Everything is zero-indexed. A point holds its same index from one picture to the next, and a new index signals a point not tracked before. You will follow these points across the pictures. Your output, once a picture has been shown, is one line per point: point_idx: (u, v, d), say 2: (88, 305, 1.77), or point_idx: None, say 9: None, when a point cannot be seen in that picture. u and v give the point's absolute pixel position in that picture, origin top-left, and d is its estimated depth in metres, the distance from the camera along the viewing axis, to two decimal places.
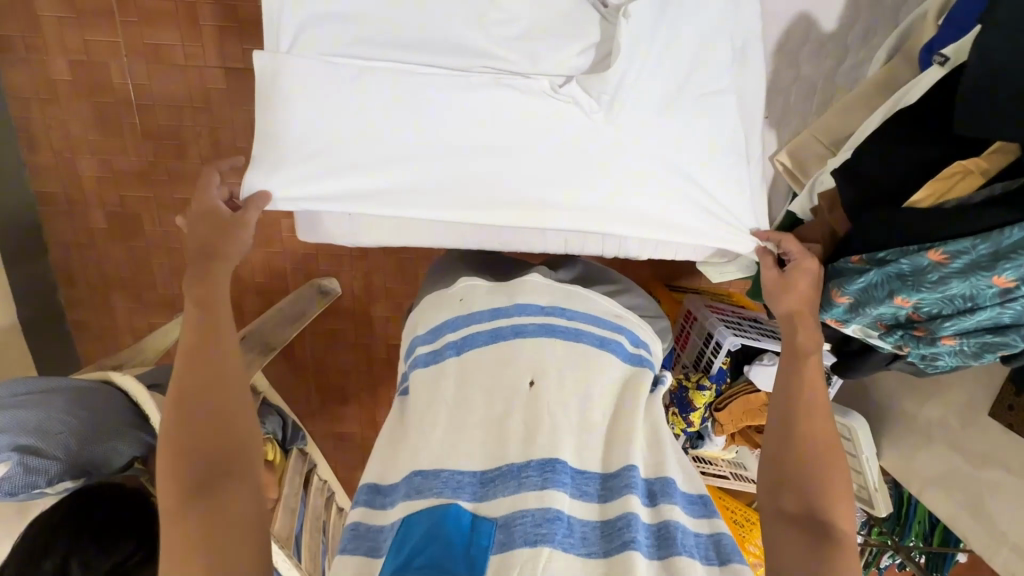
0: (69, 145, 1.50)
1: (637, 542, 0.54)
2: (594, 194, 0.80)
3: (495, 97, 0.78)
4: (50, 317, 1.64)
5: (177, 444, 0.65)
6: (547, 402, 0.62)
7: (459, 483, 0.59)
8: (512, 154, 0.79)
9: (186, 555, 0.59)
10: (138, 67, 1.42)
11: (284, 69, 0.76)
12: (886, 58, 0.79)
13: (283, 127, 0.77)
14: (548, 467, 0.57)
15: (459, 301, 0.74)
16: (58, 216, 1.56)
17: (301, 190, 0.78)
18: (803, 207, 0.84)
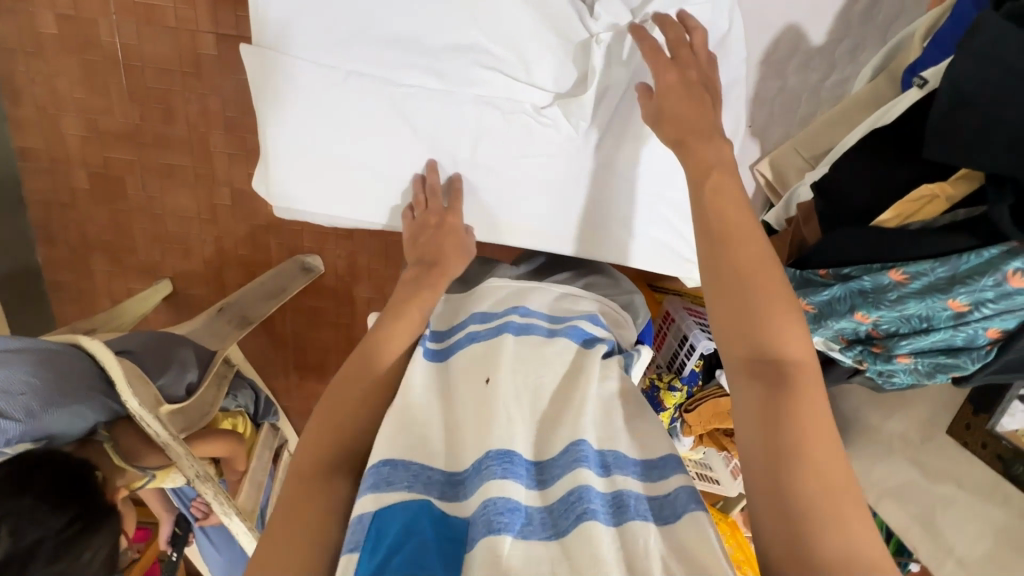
0: (53, 101, 1.47)
1: (593, 512, 0.49)
2: (564, 207, 0.85)
3: (475, 113, 0.80)
4: (25, 275, 1.62)
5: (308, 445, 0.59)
6: (501, 400, 0.58)
7: (429, 479, 0.55)
8: (491, 169, 0.83)
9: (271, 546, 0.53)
10: (128, 26, 1.39)
11: (269, 71, 0.78)
12: (871, 76, 0.80)
13: (272, 129, 0.81)
14: (507, 457, 0.54)
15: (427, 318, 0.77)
16: (39, 174, 1.54)
17: (289, 188, 0.84)
18: (778, 218, 0.87)
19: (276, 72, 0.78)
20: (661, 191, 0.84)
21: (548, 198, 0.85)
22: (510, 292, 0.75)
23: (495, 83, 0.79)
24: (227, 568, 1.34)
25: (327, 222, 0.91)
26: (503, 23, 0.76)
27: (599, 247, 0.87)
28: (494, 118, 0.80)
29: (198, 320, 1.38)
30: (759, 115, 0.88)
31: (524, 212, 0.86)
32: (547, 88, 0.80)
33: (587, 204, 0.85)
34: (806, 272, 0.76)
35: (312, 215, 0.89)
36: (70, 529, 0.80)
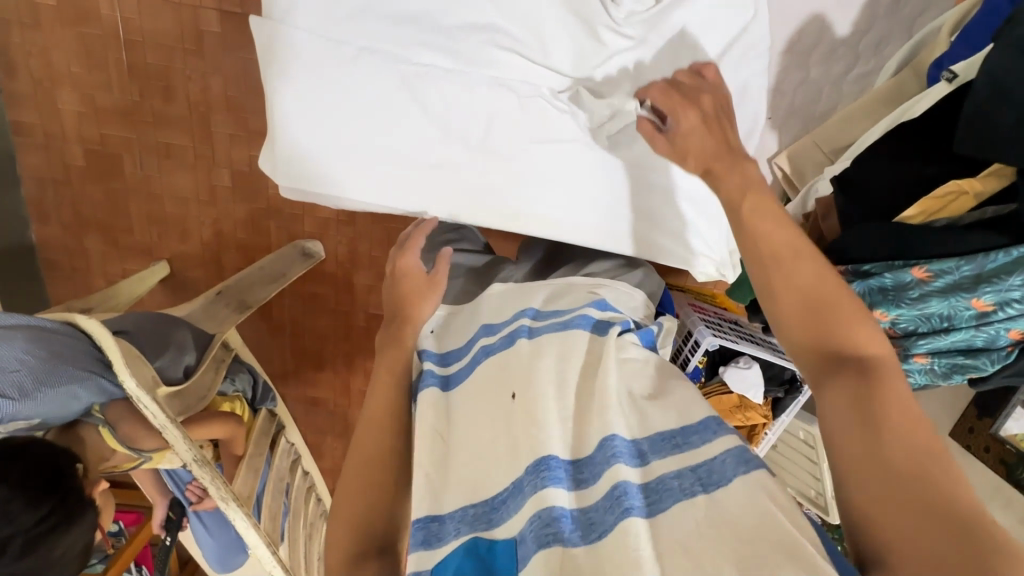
0: (48, 74, 1.43)
1: (635, 508, 0.45)
2: (577, 195, 0.84)
3: (491, 95, 0.78)
4: (17, 252, 1.58)
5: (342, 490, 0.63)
6: (536, 409, 0.54)
7: (473, 516, 0.52)
8: (504, 152, 0.81)
9: None
10: (128, 0, 1.36)
11: (277, 45, 0.75)
12: (895, 70, 0.78)
13: (277, 107, 0.78)
14: (542, 465, 0.50)
15: (430, 332, 0.72)
16: (34, 149, 1.50)
17: (295, 167, 0.82)
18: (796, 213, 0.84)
19: (283, 48, 0.75)
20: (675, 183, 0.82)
21: (556, 188, 0.84)
22: (516, 293, 0.71)
23: (510, 68, 0.77)
24: (224, 549, 1.32)
25: (333, 204, 0.88)
26: (521, 5, 0.73)
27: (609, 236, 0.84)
28: (508, 102, 0.78)
29: (196, 302, 1.36)
30: (778, 108, 0.86)
31: (536, 198, 0.84)
32: (564, 72, 0.78)
33: (598, 196, 0.84)
34: None
35: (318, 197, 0.87)
36: (42, 523, 0.79)
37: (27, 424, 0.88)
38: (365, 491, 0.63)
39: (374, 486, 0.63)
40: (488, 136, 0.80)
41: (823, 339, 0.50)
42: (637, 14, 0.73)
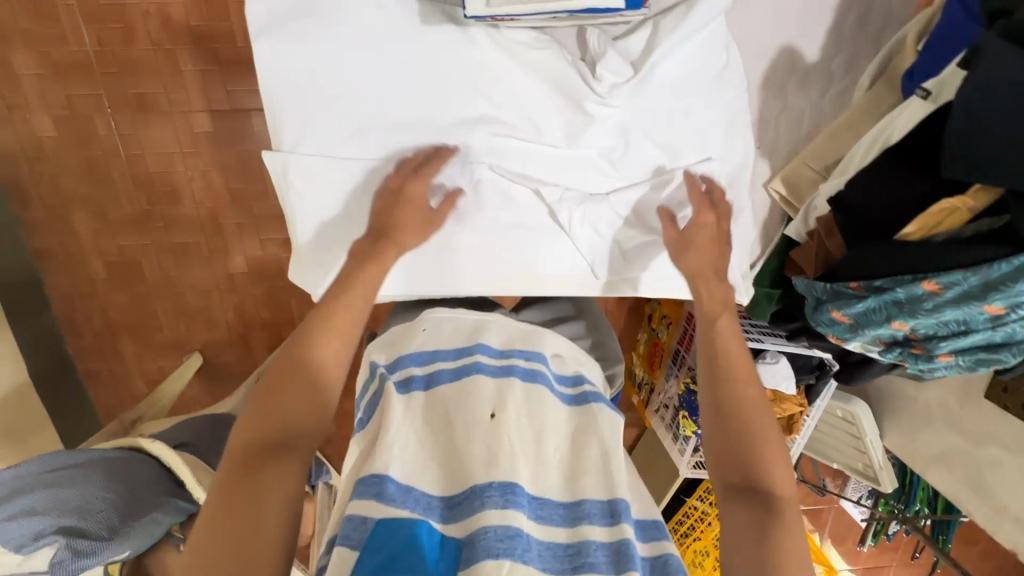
0: (61, 199, 1.50)
1: (593, 565, 0.58)
2: (571, 257, 0.90)
3: (499, 182, 0.84)
4: (60, 370, 1.66)
5: (256, 406, 0.64)
6: (507, 435, 0.65)
7: (429, 504, 0.63)
8: (509, 222, 0.87)
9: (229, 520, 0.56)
10: (123, 117, 1.43)
11: (290, 172, 0.80)
12: (869, 82, 0.82)
13: (299, 223, 0.84)
14: (508, 489, 0.61)
15: (421, 331, 0.81)
16: (58, 270, 1.57)
17: (323, 275, 0.88)
18: (800, 232, 0.88)
19: (296, 172, 0.80)
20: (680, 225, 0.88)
21: (563, 246, 0.89)
22: (514, 329, 0.81)
23: (507, 149, 0.82)
24: None
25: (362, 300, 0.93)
26: (507, 93, 0.78)
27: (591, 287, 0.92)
28: (509, 179, 0.83)
29: (240, 393, 1.38)
30: (765, 134, 0.88)
31: (544, 264, 0.89)
32: (560, 147, 0.82)
33: (606, 247, 0.89)
34: (836, 285, 0.79)
35: None
36: None
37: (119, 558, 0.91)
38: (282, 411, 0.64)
39: (301, 405, 0.65)
40: (496, 213, 0.86)
41: (736, 449, 0.66)
42: (619, 85, 0.76)
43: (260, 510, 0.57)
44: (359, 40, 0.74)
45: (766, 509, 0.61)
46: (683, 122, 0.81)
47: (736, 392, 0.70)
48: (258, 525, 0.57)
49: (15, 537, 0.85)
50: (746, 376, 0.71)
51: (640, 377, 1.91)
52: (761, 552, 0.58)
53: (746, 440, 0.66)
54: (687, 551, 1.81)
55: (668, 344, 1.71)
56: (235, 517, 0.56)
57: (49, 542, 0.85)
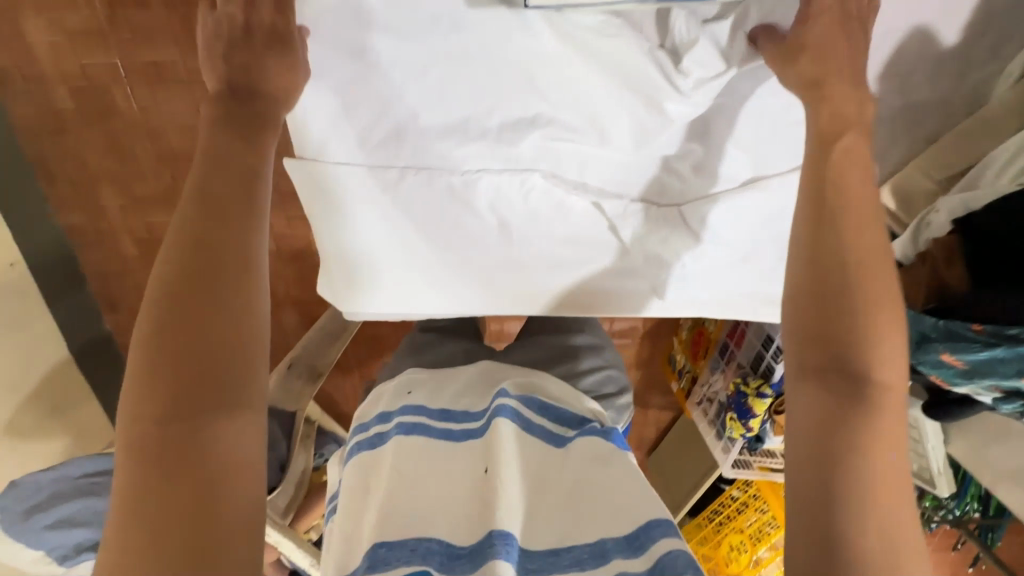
0: (85, 174, 1.44)
1: None
2: (620, 273, 0.80)
3: (556, 195, 0.72)
4: (100, 346, 1.66)
5: (158, 355, 0.49)
6: (496, 486, 0.61)
7: (428, 550, 0.57)
8: (559, 235, 0.76)
9: (173, 501, 0.45)
10: (141, 88, 1.34)
11: (321, 184, 0.71)
12: (1019, 74, 0.67)
13: (330, 239, 0.76)
14: (509, 538, 0.56)
15: (406, 393, 0.76)
16: (89, 248, 1.54)
17: (359, 291, 0.81)
18: (906, 251, 0.75)
19: (327, 185, 0.71)
20: (764, 238, 0.77)
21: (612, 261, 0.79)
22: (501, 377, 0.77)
23: (565, 158, 0.70)
24: None
25: (398, 315, 0.85)
26: (570, 94, 0.65)
27: (645, 303, 0.84)
28: (565, 187, 0.72)
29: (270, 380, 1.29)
30: (881, 131, 0.72)
31: (595, 278, 0.81)
32: (628, 153, 0.70)
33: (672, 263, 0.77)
34: (952, 324, 0.67)
35: (383, 314, 0.86)
36: None
37: None
38: (196, 352, 0.49)
39: (222, 341, 0.50)
40: (547, 224, 0.75)
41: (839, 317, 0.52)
42: (707, 82, 0.64)
43: (213, 473, 0.47)
44: (394, 29, 0.61)
45: (852, 398, 0.50)
46: (781, 122, 0.68)
47: (845, 242, 0.54)
48: (219, 499, 0.46)
49: (58, 546, 0.95)
50: (868, 217, 0.55)
51: (680, 363, 1.76)
52: (838, 458, 0.48)
53: (834, 334, 0.52)
54: (721, 544, 1.74)
55: (715, 336, 1.59)
56: (177, 496, 0.45)
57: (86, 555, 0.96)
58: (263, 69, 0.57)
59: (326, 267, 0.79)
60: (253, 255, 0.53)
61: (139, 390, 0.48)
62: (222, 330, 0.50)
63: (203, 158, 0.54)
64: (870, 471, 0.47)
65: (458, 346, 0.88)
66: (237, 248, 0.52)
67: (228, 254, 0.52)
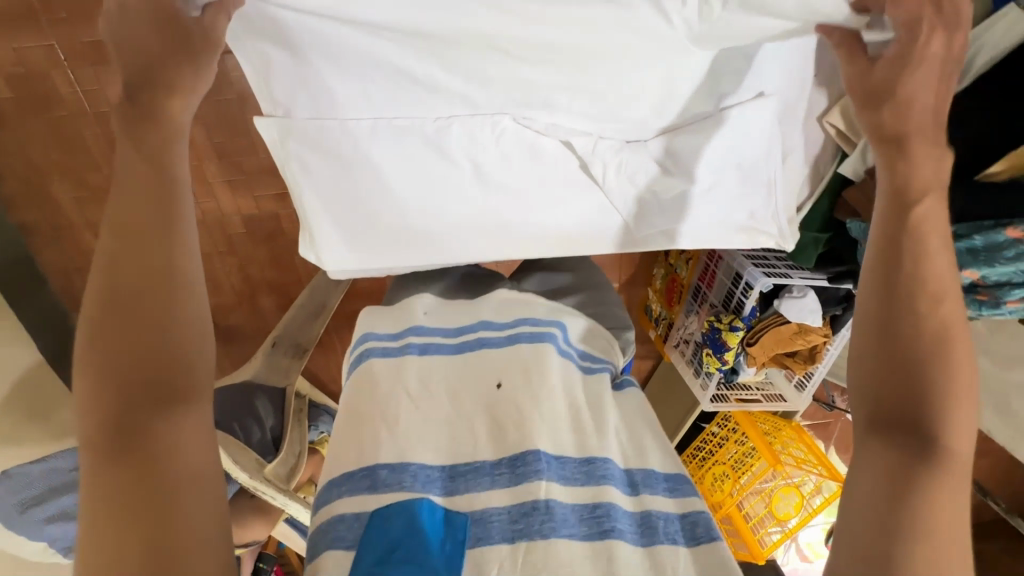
0: (35, 168, 1.40)
1: (616, 531, 0.58)
2: (598, 200, 0.83)
3: (529, 134, 0.74)
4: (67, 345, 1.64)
5: (101, 369, 0.48)
6: (517, 399, 0.67)
7: (428, 477, 0.62)
8: (530, 177, 0.79)
9: (127, 517, 0.44)
10: (84, 72, 1.29)
11: (294, 140, 0.71)
12: None
13: (307, 194, 0.77)
14: (517, 460, 0.61)
15: (423, 313, 0.80)
16: (48, 247, 1.51)
17: (341, 246, 0.83)
18: (856, 169, 0.81)
19: (297, 139, 0.71)
20: (730, 160, 0.80)
21: (584, 195, 0.82)
22: (515, 302, 0.81)
23: (532, 101, 0.71)
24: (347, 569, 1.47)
25: (381, 269, 0.87)
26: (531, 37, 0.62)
27: (618, 235, 0.88)
28: (532, 129, 0.74)
29: (256, 358, 1.32)
30: None
31: (572, 214, 0.84)
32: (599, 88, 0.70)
33: (642, 192, 0.81)
34: None
35: (366, 270, 0.88)
36: None
37: None
38: (127, 370, 0.48)
39: (164, 354, 0.49)
40: (521, 165, 0.77)
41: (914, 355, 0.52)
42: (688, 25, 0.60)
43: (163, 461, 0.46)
44: None
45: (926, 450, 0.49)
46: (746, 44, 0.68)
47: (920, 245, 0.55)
48: (174, 504, 0.45)
49: None
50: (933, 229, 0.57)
51: (656, 312, 1.84)
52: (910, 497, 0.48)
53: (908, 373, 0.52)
54: (705, 477, 1.84)
55: (687, 281, 1.65)
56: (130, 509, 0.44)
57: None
58: (161, 72, 0.53)
59: (306, 228, 0.81)
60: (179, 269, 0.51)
61: (87, 409, 0.48)
62: (155, 337, 0.49)
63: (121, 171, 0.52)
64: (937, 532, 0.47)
65: (455, 273, 0.90)
66: (151, 263, 0.50)
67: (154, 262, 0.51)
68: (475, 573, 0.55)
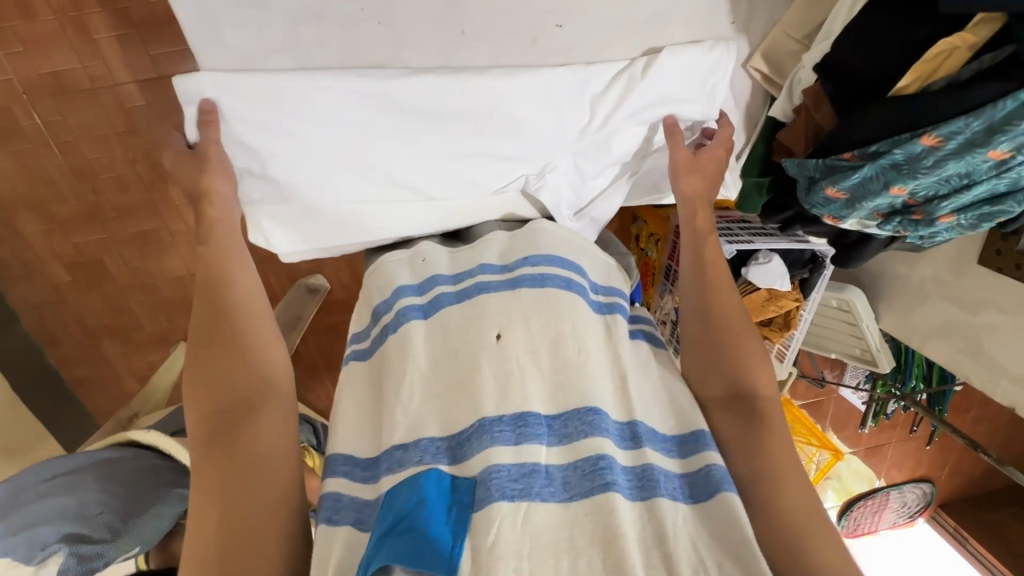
0: (2, 204, 1.40)
1: (614, 483, 0.61)
2: (529, 154, 0.83)
3: (446, 87, 0.75)
4: (43, 379, 1.63)
5: (203, 382, 0.71)
6: (514, 352, 0.71)
7: (437, 449, 0.66)
8: (465, 137, 0.80)
9: (221, 485, 0.64)
10: (43, 103, 1.28)
11: (242, 129, 0.74)
12: None
13: (253, 176, 0.78)
14: (518, 420, 0.66)
15: (421, 260, 0.85)
16: (17, 281, 1.50)
17: (285, 227, 0.84)
18: (784, 110, 0.90)
19: (246, 127, 0.73)
20: (638, 109, 0.83)
21: (512, 174, 0.84)
22: (511, 241, 0.83)
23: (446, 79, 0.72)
24: None
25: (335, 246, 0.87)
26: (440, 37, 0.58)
27: (563, 194, 0.88)
28: (447, 87, 0.75)
29: None
30: (740, 11, 0.82)
31: (507, 175, 0.84)
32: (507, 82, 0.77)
33: (568, 160, 0.85)
34: (829, 160, 0.80)
35: (321, 251, 0.90)
36: None
37: (129, 554, 0.94)
38: (220, 385, 0.71)
39: (244, 370, 0.72)
40: (446, 148, 0.80)
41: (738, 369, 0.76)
42: (550, 135, 0.82)
43: (247, 467, 0.65)
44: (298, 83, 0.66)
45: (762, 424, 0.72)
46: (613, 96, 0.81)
47: (726, 298, 0.80)
48: (253, 475, 0.65)
49: (20, 550, 0.85)
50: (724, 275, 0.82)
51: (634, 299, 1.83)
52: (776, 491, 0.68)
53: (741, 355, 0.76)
54: None
55: (659, 262, 1.64)
56: (224, 483, 0.64)
57: (57, 550, 0.86)
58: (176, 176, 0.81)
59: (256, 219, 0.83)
60: (249, 307, 0.76)
61: (197, 408, 0.70)
62: (240, 367, 0.72)
63: (201, 250, 0.77)
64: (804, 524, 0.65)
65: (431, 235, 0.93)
66: (227, 306, 0.75)
67: (236, 303, 0.75)
68: (484, 532, 0.58)
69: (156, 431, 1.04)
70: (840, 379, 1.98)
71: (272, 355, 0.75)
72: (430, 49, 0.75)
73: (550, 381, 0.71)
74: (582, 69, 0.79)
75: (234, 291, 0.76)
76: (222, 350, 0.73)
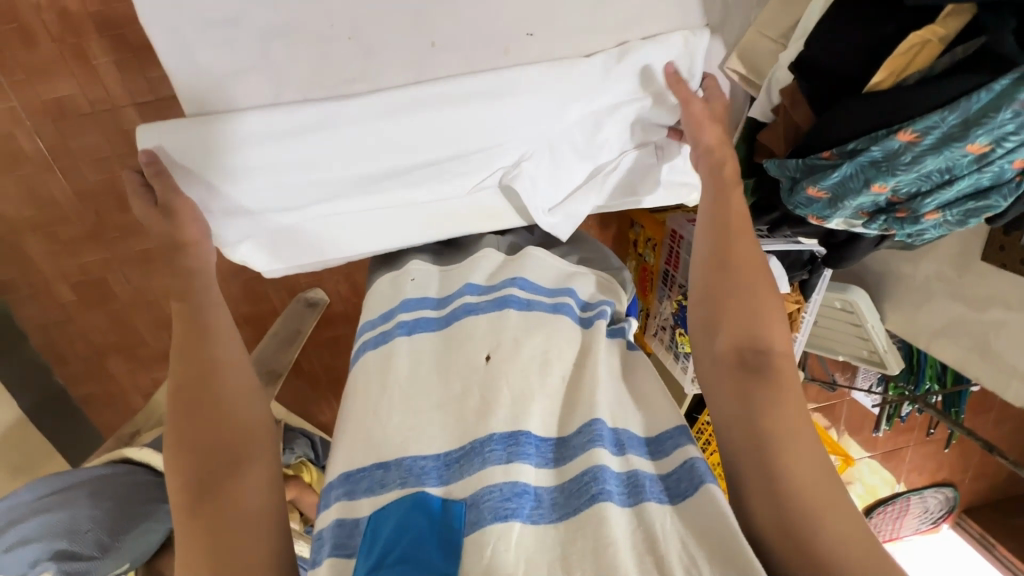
0: (9, 227, 1.43)
1: (606, 493, 0.60)
2: (501, 159, 0.85)
3: (415, 102, 0.77)
4: (52, 396, 1.66)
5: (182, 438, 0.69)
6: (503, 371, 0.71)
7: (423, 469, 0.65)
8: (438, 148, 0.81)
9: (206, 545, 0.62)
10: (45, 128, 1.31)
11: (215, 157, 0.75)
12: None
13: (235, 211, 0.81)
14: (511, 439, 0.65)
15: (409, 279, 0.86)
16: (24, 301, 1.53)
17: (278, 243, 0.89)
18: (763, 111, 0.89)
19: (221, 166, 0.76)
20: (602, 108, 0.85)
21: (486, 181, 0.87)
22: (506, 267, 0.86)
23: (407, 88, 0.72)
24: None
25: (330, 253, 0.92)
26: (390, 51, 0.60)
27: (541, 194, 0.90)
28: (414, 102, 0.77)
29: None
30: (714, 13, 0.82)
31: (483, 178, 0.86)
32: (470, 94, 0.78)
33: (539, 164, 0.87)
34: (809, 159, 0.80)
35: (318, 260, 0.95)
36: None
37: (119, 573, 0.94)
38: (202, 438, 0.69)
39: (225, 423, 0.71)
40: (422, 160, 0.82)
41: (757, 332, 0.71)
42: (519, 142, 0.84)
43: (235, 521, 0.64)
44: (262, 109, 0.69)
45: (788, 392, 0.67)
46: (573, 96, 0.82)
47: (746, 253, 0.76)
48: (240, 533, 0.63)
49: (17, 566, 0.87)
50: (741, 225, 0.79)
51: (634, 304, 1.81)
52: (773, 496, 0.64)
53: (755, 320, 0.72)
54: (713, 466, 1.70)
55: (657, 266, 1.62)
56: (208, 541, 0.62)
57: (48, 568, 0.87)
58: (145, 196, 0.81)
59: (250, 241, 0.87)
60: (228, 360, 0.76)
61: (175, 466, 0.68)
62: (222, 420, 0.71)
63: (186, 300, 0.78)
64: (820, 526, 0.59)
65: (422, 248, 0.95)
66: (207, 360, 0.74)
67: (215, 357, 0.75)
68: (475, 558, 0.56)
69: (150, 447, 1.05)
70: (852, 382, 1.93)
71: (252, 406, 0.74)
72: (398, 63, 0.76)
73: (548, 399, 0.71)
74: (543, 71, 0.79)
75: (214, 344, 0.76)
76: (203, 401, 0.71)
